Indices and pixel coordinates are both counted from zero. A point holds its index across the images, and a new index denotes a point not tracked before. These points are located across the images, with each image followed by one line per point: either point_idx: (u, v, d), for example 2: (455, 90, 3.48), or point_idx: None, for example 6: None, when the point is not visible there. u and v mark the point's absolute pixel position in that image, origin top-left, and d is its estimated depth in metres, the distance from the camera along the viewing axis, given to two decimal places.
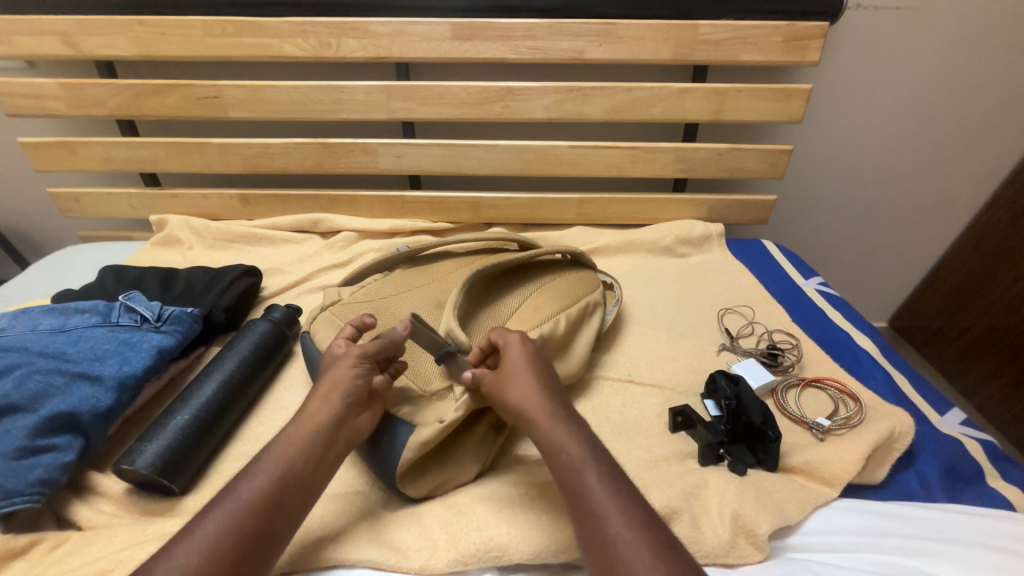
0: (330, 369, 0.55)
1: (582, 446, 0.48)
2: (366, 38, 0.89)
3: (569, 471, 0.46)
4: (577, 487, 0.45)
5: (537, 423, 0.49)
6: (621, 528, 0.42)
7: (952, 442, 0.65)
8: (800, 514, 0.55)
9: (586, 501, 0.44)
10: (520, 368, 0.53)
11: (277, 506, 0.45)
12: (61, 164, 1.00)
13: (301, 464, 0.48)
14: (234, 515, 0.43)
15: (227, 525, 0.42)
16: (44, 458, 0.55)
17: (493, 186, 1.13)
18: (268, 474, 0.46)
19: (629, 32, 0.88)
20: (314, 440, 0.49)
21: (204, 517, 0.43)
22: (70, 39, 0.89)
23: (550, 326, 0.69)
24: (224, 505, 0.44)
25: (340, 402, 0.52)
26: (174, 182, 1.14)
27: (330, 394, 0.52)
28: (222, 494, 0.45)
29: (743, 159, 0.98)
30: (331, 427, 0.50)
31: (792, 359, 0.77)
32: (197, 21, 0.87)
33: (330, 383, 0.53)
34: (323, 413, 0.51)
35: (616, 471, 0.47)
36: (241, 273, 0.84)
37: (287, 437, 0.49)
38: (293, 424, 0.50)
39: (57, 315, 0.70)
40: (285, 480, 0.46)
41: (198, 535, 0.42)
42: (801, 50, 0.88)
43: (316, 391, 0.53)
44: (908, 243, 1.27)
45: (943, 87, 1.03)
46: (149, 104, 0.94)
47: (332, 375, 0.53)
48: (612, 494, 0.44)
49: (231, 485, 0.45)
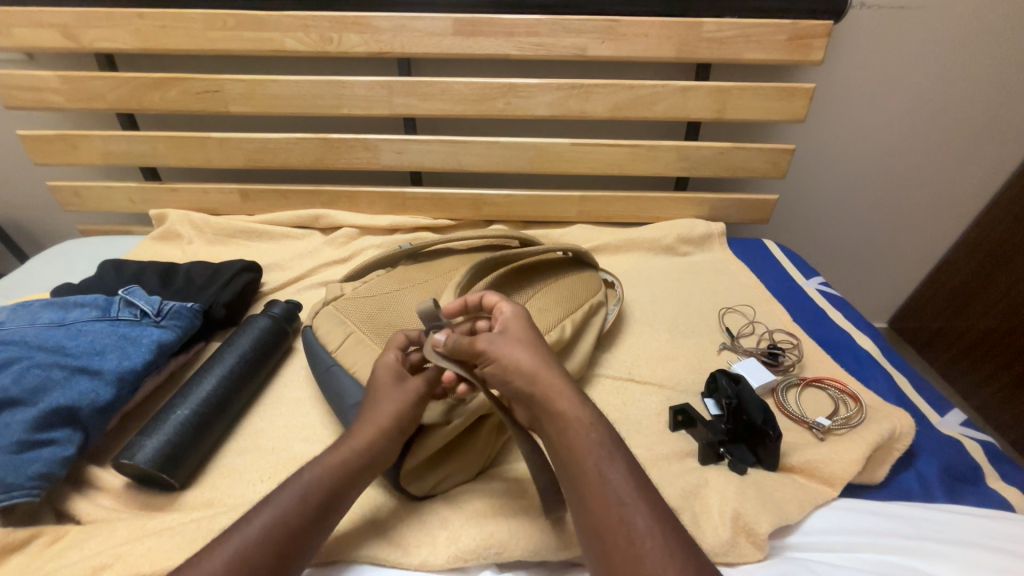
0: (390, 389, 0.53)
1: (603, 431, 0.47)
2: (368, 32, 0.88)
3: (590, 454, 0.45)
4: (598, 470, 0.44)
5: (557, 399, 0.48)
6: (642, 517, 0.41)
7: (952, 443, 0.65)
8: (800, 514, 0.55)
9: (607, 487, 0.43)
10: (526, 341, 0.52)
11: (314, 525, 0.45)
12: (59, 157, 0.99)
13: (343, 489, 0.48)
14: (273, 529, 0.43)
15: (266, 537, 0.43)
16: (45, 452, 0.55)
17: (494, 183, 1.13)
18: (309, 494, 0.46)
19: (632, 29, 0.88)
20: (361, 467, 0.49)
21: (245, 522, 0.44)
22: (70, 31, 0.89)
23: (557, 333, 0.69)
24: (262, 517, 0.44)
25: (393, 433, 0.51)
26: (173, 176, 1.13)
27: (387, 422, 0.51)
28: (265, 502, 0.46)
29: (746, 158, 0.98)
30: (378, 455, 0.50)
31: (792, 358, 0.77)
32: (197, 14, 0.87)
33: (391, 409, 0.51)
34: (377, 444, 0.50)
35: (633, 461, 0.46)
36: (241, 269, 0.84)
37: (334, 455, 0.49)
38: (341, 447, 0.50)
39: (56, 309, 0.69)
40: (326, 505, 0.46)
41: (233, 544, 0.42)
42: (805, 49, 0.88)
43: (370, 412, 0.52)
44: (910, 243, 1.27)
45: (948, 86, 1.02)
46: (149, 98, 0.93)
47: (392, 400, 0.52)
48: (634, 483, 0.44)
49: (275, 495, 0.46)
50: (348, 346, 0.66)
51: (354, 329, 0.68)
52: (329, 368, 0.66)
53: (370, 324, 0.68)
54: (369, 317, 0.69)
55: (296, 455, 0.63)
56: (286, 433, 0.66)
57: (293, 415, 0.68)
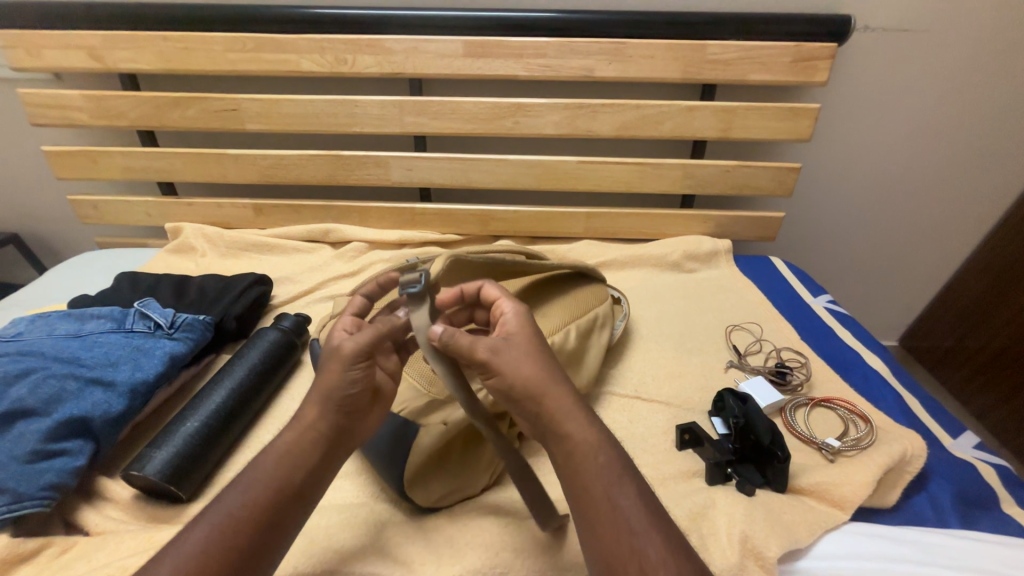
0: (324, 360, 0.50)
1: (611, 453, 0.46)
2: (381, 54, 0.91)
3: (600, 477, 0.45)
4: (608, 495, 0.44)
5: (563, 419, 0.47)
6: (653, 545, 0.41)
7: (965, 467, 0.63)
8: (809, 538, 0.54)
9: (617, 512, 0.43)
10: (533, 353, 0.50)
11: (270, 518, 0.44)
12: (82, 172, 1.02)
13: (293, 474, 0.47)
14: (222, 527, 0.42)
15: (214, 536, 0.42)
16: (56, 463, 0.56)
17: (502, 199, 1.14)
18: (259, 484, 0.45)
19: (639, 51, 0.90)
20: (308, 449, 0.48)
21: (194, 525, 0.43)
22: (96, 53, 0.92)
23: (559, 337, 0.70)
24: (213, 515, 0.43)
25: (330, 407, 0.49)
26: (190, 191, 1.16)
27: (320, 397, 0.49)
28: (213, 501, 0.45)
29: (751, 176, 0.98)
30: (325, 435, 0.48)
31: (800, 377, 0.76)
32: (218, 37, 0.90)
33: (323, 382, 0.49)
34: (318, 422, 0.49)
35: (642, 483, 0.46)
36: (252, 282, 0.86)
37: (280, 446, 0.48)
38: (287, 434, 0.49)
39: (73, 321, 0.71)
40: (277, 491, 0.45)
41: (187, 541, 0.42)
42: (809, 71, 0.90)
43: (310, 392, 0.50)
44: (919, 260, 1.26)
45: (953, 106, 1.03)
46: (169, 116, 0.97)
47: (325, 372, 0.49)
48: (644, 508, 0.43)
49: (222, 494, 0.45)
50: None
51: None
52: None
53: None
54: None
55: None
56: None
57: None
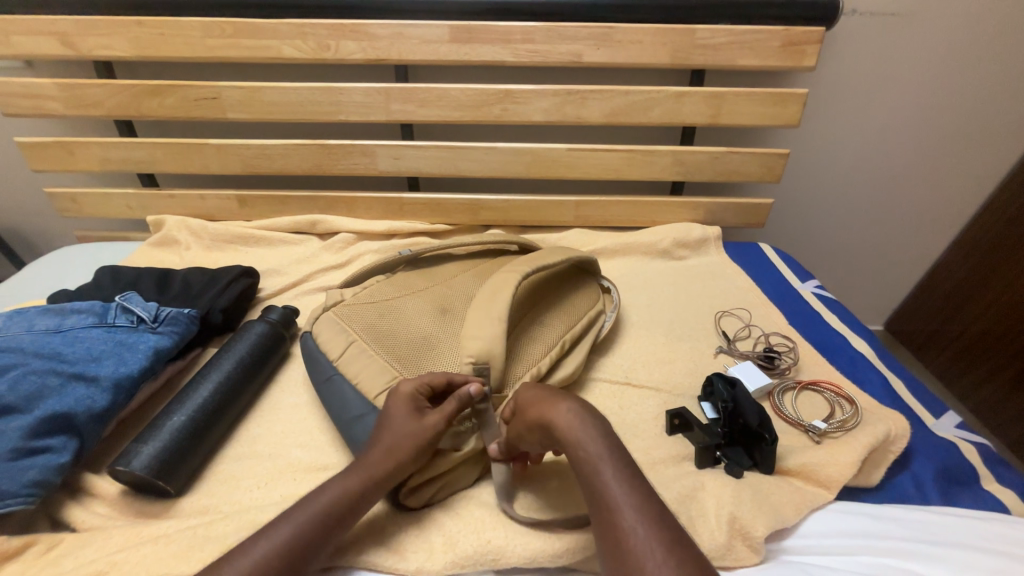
0: (408, 421, 0.53)
1: (601, 442, 0.47)
2: (365, 40, 0.89)
3: (586, 466, 0.45)
4: (593, 481, 0.44)
5: (557, 426, 0.49)
6: (632, 520, 0.41)
7: (946, 445, 0.65)
8: (796, 516, 0.55)
9: (602, 499, 0.43)
10: (538, 395, 0.53)
11: (316, 548, 0.45)
12: (58, 164, 1.00)
13: (354, 513, 0.48)
14: (279, 552, 0.43)
15: (270, 558, 0.42)
16: (39, 460, 0.55)
17: (490, 188, 1.13)
18: (323, 515, 0.47)
19: (627, 36, 0.88)
20: (373, 493, 0.50)
21: (252, 543, 0.44)
22: (69, 39, 0.89)
23: (559, 350, 0.70)
24: (273, 537, 0.44)
25: (405, 461, 0.51)
26: (172, 183, 1.13)
27: (398, 450, 0.51)
28: (275, 519, 0.46)
29: (740, 163, 0.98)
30: (384, 481, 0.51)
31: (788, 361, 0.77)
32: (195, 22, 0.87)
33: (406, 440, 0.52)
34: (389, 470, 0.51)
35: (632, 466, 0.45)
36: (238, 274, 0.84)
37: (345, 481, 0.49)
38: (354, 473, 0.50)
39: (53, 316, 0.69)
40: (335, 525, 0.47)
41: (251, 554, 0.43)
42: (798, 55, 0.89)
43: (385, 441, 0.52)
44: (906, 244, 1.28)
45: (942, 90, 1.04)
46: (147, 105, 0.94)
47: (405, 428, 0.53)
48: (628, 490, 0.43)
49: (283, 516, 0.46)
50: (362, 360, 0.65)
51: (356, 338, 0.67)
52: (331, 377, 0.66)
53: (373, 333, 0.68)
54: (372, 326, 0.69)
55: (294, 462, 0.62)
56: (283, 439, 0.66)
57: (290, 421, 0.68)
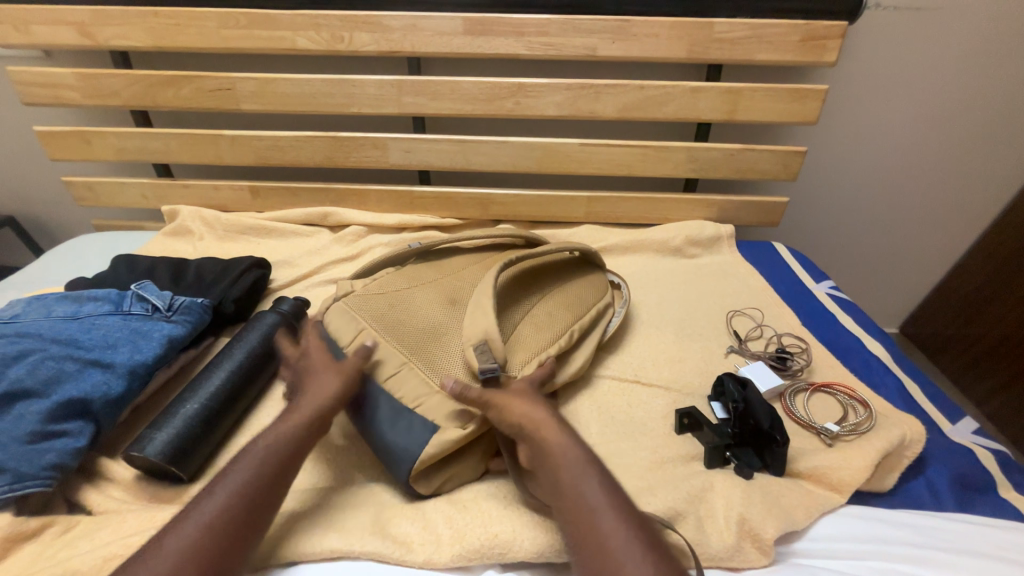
0: (327, 369, 0.59)
1: (581, 452, 0.50)
2: (379, 31, 0.88)
3: (567, 473, 0.48)
4: (573, 487, 0.47)
5: (541, 433, 0.51)
6: (611, 525, 0.44)
7: (963, 451, 0.64)
8: (807, 520, 0.54)
9: (583, 504, 0.46)
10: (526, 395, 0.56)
11: (263, 487, 0.48)
12: (76, 153, 1.01)
13: (295, 452, 0.52)
14: (230, 496, 0.46)
15: (222, 505, 0.46)
16: (56, 444, 0.56)
17: (501, 183, 1.13)
18: (265, 459, 0.50)
19: (643, 29, 0.87)
20: (312, 432, 0.54)
21: (204, 498, 0.46)
22: (87, 29, 0.90)
23: (566, 337, 0.69)
24: (223, 488, 0.47)
25: (332, 400, 0.57)
26: (186, 173, 1.14)
27: (325, 393, 0.57)
28: (222, 473, 0.49)
29: (755, 160, 0.97)
30: (320, 420, 0.55)
31: (801, 363, 0.76)
32: (210, 12, 0.87)
33: (328, 383, 0.58)
34: (320, 410, 0.56)
35: (608, 475, 0.49)
36: (250, 265, 0.85)
37: (282, 425, 0.54)
38: (285, 420, 0.54)
39: (70, 303, 0.71)
40: (281, 464, 0.50)
41: (205, 511, 0.45)
42: (818, 50, 0.87)
43: (311, 388, 0.58)
44: (924, 245, 1.25)
45: (966, 88, 1.01)
46: (162, 95, 0.95)
47: (327, 375, 0.59)
48: (606, 496, 0.47)
49: (231, 467, 0.49)
50: (368, 347, 0.63)
51: (365, 327, 0.66)
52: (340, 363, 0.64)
53: (383, 322, 0.67)
54: (382, 315, 0.68)
55: None
56: None
57: None
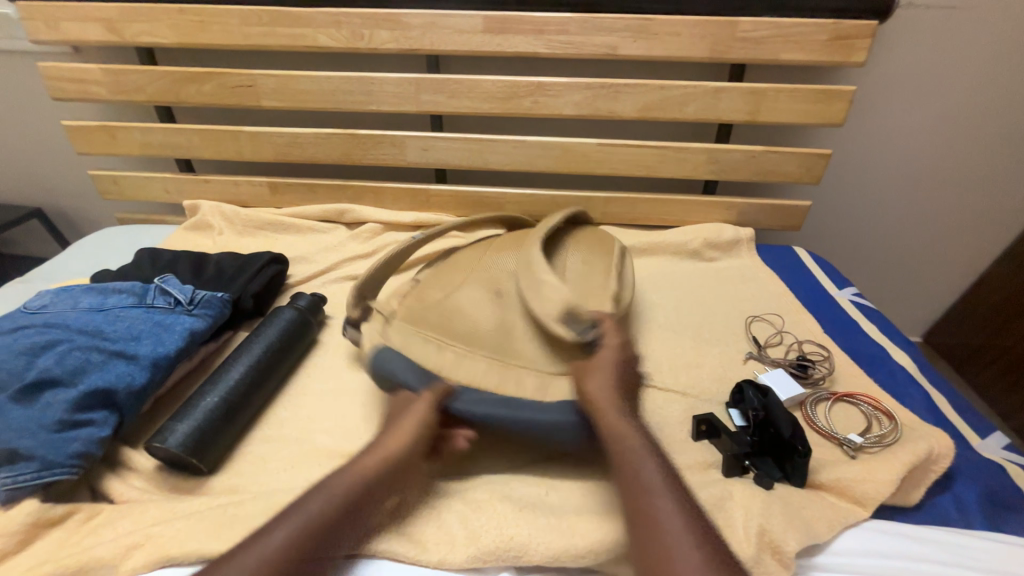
0: (413, 413, 0.56)
1: (643, 438, 0.52)
2: (399, 29, 0.88)
3: (626, 453, 0.51)
4: (634, 467, 0.49)
5: (606, 411, 0.54)
6: (667, 506, 0.46)
7: (993, 467, 0.62)
8: (828, 533, 0.53)
9: (641, 484, 0.48)
10: (609, 365, 0.58)
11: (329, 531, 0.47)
12: (101, 148, 1.03)
13: (364, 498, 0.50)
14: (296, 534, 0.46)
15: (287, 542, 0.45)
16: (82, 433, 0.57)
17: (517, 182, 1.12)
18: (337, 498, 0.49)
19: (666, 28, 0.86)
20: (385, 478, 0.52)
21: (273, 530, 0.46)
22: (114, 26, 0.92)
23: (613, 286, 0.70)
24: (289, 524, 0.46)
25: (417, 446, 0.54)
26: (207, 168, 1.16)
27: (410, 438, 0.54)
28: (290, 508, 0.48)
29: (778, 162, 0.95)
30: (398, 467, 0.53)
31: (823, 371, 0.74)
32: (234, 10, 0.88)
33: (411, 428, 0.55)
34: (399, 455, 0.53)
35: (666, 462, 0.51)
36: (269, 260, 0.86)
37: (358, 467, 0.52)
38: (362, 459, 0.52)
39: (95, 295, 0.72)
40: (350, 509, 0.49)
41: (270, 541, 0.45)
42: (846, 49, 0.85)
43: (398, 431, 0.55)
44: (952, 252, 1.21)
45: (1001, 89, 0.97)
46: (186, 91, 0.96)
47: (410, 417, 0.56)
48: (664, 479, 0.48)
49: (298, 504, 0.48)
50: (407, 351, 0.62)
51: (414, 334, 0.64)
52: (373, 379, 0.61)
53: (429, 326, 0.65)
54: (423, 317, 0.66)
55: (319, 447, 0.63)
56: (309, 424, 0.67)
57: (315, 406, 0.69)
